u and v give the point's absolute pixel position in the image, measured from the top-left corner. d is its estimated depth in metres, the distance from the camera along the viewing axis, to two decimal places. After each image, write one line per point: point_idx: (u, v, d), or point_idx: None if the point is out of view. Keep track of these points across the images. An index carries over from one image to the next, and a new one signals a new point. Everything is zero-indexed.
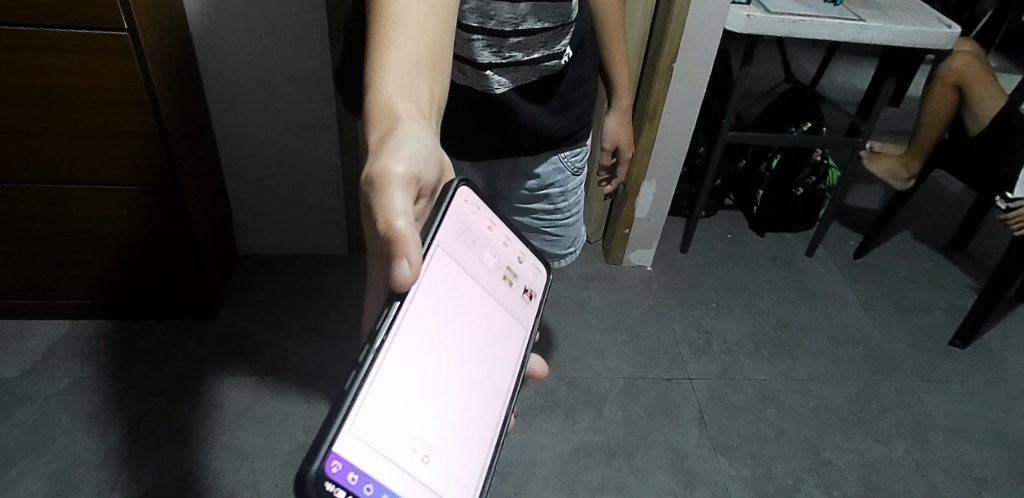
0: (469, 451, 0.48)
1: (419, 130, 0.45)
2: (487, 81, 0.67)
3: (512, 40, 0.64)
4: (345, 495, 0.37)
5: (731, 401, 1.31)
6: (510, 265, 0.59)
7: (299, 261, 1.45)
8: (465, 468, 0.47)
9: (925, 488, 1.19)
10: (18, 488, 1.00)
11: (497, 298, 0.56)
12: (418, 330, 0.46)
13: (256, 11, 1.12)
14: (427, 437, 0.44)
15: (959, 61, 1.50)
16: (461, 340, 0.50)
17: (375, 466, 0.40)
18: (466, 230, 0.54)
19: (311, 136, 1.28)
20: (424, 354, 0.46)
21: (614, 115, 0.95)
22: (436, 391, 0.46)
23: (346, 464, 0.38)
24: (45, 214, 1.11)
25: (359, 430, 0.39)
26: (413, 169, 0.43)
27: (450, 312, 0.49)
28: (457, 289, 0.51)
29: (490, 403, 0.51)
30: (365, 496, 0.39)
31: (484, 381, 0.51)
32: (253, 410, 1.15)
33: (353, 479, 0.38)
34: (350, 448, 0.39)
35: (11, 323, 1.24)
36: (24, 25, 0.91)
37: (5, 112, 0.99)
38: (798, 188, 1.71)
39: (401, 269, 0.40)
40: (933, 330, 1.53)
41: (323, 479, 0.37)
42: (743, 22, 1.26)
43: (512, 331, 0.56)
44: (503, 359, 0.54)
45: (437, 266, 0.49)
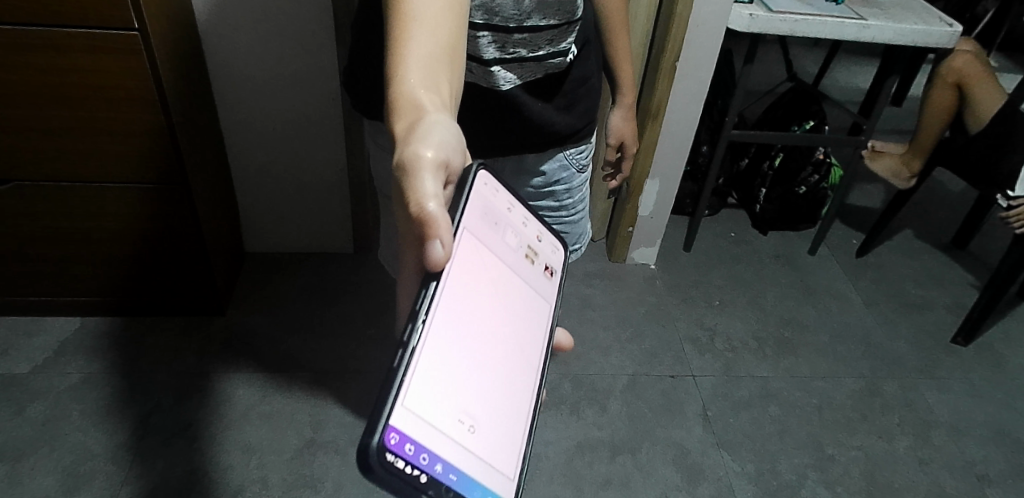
0: (507, 421, 0.50)
1: (444, 119, 0.47)
2: (494, 78, 0.68)
3: (517, 36, 0.65)
4: (404, 465, 0.39)
5: (735, 398, 1.32)
6: (530, 244, 0.61)
7: (305, 259, 1.46)
8: (505, 437, 0.49)
9: (927, 484, 1.20)
10: (30, 482, 1.01)
11: (521, 276, 0.58)
12: (456, 306, 0.47)
13: (263, 11, 1.13)
14: (470, 409, 0.46)
15: (959, 61, 1.51)
16: (493, 317, 0.52)
17: (429, 437, 0.41)
18: (490, 211, 0.55)
19: (318, 134, 1.30)
20: (462, 329, 0.47)
21: (619, 110, 0.96)
22: (475, 365, 0.48)
23: (402, 436, 0.39)
24: (57, 213, 1.12)
25: (412, 404, 0.40)
26: (442, 155, 0.45)
27: (482, 290, 0.52)
28: (485, 268, 0.53)
29: (521, 375, 0.54)
30: (422, 465, 0.40)
31: (515, 355, 0.54)
32: (260, 406, 1.16)
33: (410, 450, 0.39)
34: (405, 421, 0.40)
35: (22, 320, 1.26)
36: (37, 25, 0.92)
37: (19, 111, 1.00)
38: (800, 187, 1.72)
39: (435, 249, 0.42)
40: (934, 328, 1.53)
41: (384, 451, 0.38)
42: (746, 21, 1.27)
43: (536, 307, 0.59)
44: (529, 334, 0.57)
45: (468, 247, 0.51)
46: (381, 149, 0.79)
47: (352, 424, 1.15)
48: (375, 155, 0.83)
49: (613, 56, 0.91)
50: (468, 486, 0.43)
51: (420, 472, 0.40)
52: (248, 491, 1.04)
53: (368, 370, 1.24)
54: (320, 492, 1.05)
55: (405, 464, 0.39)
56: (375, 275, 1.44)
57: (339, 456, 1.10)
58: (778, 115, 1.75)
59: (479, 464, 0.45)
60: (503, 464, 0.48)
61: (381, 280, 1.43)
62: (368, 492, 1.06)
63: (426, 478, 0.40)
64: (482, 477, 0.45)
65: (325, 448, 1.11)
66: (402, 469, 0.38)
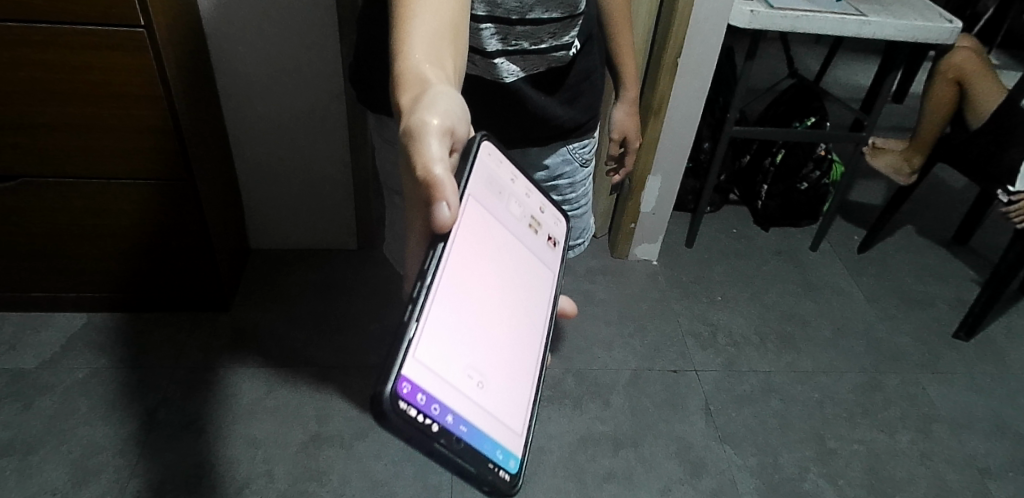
0: (513, 381, 0.51)
1: (448, 89, 0.48)
2: (496, 70, 0.69)
3: (519, 28, 0.66)
4: (416, 414, 0.40)
5: (737, 392, 1.32)
6: (534, 214, 0.62)
7: (309, 255, 1.47)
8: (513, 396, 0.50)
9: (928, 477, 1.21)
10: (38, 474, 1.02)
11: (525, 244, 0.59)
12: (465, 267, 0.48)
13: (268, 8, 1.14)
14: (479, 366, 0.47)
15: (958, 58, 1.51)
16: (500, 281, 0.53)
17: (440, 389, 0.42)
18: (495, 181, 0.56)
19: (322, 131, 1.31)
20: (471, 290, 0.48)
21: (622, 105, 0.96)
22: (484, 326, 0.49)
23: (414, 386, 0.40)
24: (64, 209, 1.13)
25: (423, 356, 0.41)
26: (448, 122, 0.46)
27: (488, 255, 0.52)
28: (492, 234, 0.54)
29: (527, 339, 0.55)
30: (434, 415, 0.41)
31: (522, 319, 0.55)
32: (265, 400, 1.17)
33: (423, 400, 0.41)
34: (416, 372, 0.41)
35: (29, 316, 1.27)
36: (46, 22, 0.93)
37: (29, 108, 1.01)
38: (802, 183, 1.74)
39: (442, 212, 0.43)
40: (935, 322, 1.54)
41: (397, 399, 0.39)
42: (746, 18, 1.28)
43: (541, 275, 0.60)
44: (535, 300, 0.58)
45: (474, 212, 0.52)
46: (387, 143, 0.80)
47: (357, 417, 1.16)
48: (380, 149, 0.84)
49: (615, 50, 0.92)
50: (478, 438, 0.45)
51: (433, 421, 0.41)
52: (254, 484, 1.05)
53: (373, 365, 1.25)
54: (325, 485, 1.06)
55: (418, 413, 0.40)
56: (379, 271, 1.45)
57: (344, 449, 1.11)
58: (779, 112, 1.75)
59: (489, 418, 0.47)
60: (511, 421, 0.49)
61: (385, 276, 1.44)
62: (373, 485, 1.07)
63: (438, 428, 0.41)
64: (491, 431, 0.46)
65: (331, 442, 1.12)
66: (415, 417, 0.39)
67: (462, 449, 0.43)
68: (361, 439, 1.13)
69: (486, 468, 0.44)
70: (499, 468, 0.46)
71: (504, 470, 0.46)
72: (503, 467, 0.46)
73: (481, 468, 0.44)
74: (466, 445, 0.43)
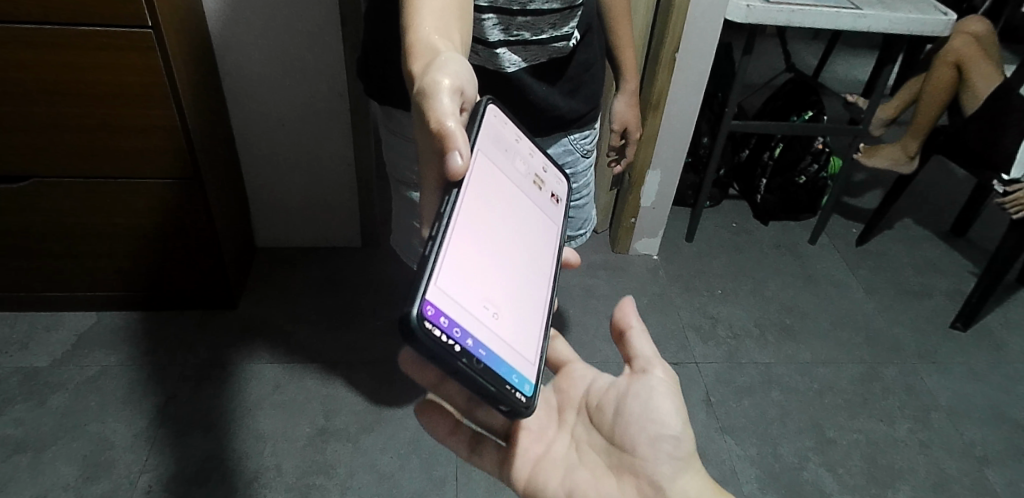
0: (526, 317, 0.54)
1: (456, 55, 0.52)
2: (499, 60, 0.71)
3: (520, 18, 0.68)
4: (440, 333, 0.43)
5: (738, 384, 1.34)
6: (538, 173, 0.64)
7: (314, 252, 1.49)
8: (526, 329, 0.53)
9: (927, 466, 1.22)
10: (51, 471, 1.04)
11: (532, 196, 0.62)
12: (477, 211, 0.51)
13: (271, 9, 1.15)
14: (493, 299, 0.50)
15: (958, 43, 1.54)
16: (510, 227, 0.56)
17: (459, 316, 0.46)
18: (501, 139, 0.59)
19: (325, 130, 1.32)
20: (483, 232, 0.51)
21: (622, 96, 0.98)
22: (497, 264, 0.52)
23: (436, 309, 0.43)
24: (75, 208, 1.15)
25: (443, 285, 0.45)
26: (458, 82, 0.49)
27: (498, 203, 0.55)
28: (501, 185, 0.56)
29: (538, 282, 0.57)
30: (455, 337, 0.44)
31: (531, 264, 0.57)
32: (274, 395, 1.19)
33: (445, 322, 0.44)
34: (437, 297, 0.44)
35: (41, 315, 1.29)
36: (56, 24, 0.94)
37: (40, 109, 1.03)
38: (800, 177, 1.75)
39: (454, 160, 0.45)
40: (934, 314, 1.55)
41: (422, 320, 0.42)
42: (744, 12, 1.30)
43: (546, 227, 0.62)
44: (543, 248, 0.60)
45: (485, 164, 0.54)
46: (396, 135, 0.82)
47: (364, 411, 1.18)
48: (387, 142, 0.86)
49: (615, 42, 0.93)
50: (496, 362, 0.48)
51: (454, 342, 0.44)
52: (263, 478, 1.07)
53: (379, 360, 1.27)
54: (333, 477, 1.08)
55: (441, 333, 0.43)
56: (383, 268, 1.47)
57: (351, 443, 1.13)
58: (777, 106, 1.77)
59: (505, 345, 0.50)
60: (525, 351, 0.52)
61: (389, 272, 1.46)
62: (380, 478, 1.09)
63: (460, 348, 0.45)
64: (508, 357, 0.50)
65: (337, 436, 1.14)
66: (439, 337, 0.43)
67: (481, 370, 0.46)
68: (368, 433, 1.15)
69: (503, 388, 0.48)
70: (514, 389, 0.49)
71: (520, 392, 0.49)
72: (519, 389, 0.50)
73: (499, 387, 0.48)
74: (485, 365, 0.47)
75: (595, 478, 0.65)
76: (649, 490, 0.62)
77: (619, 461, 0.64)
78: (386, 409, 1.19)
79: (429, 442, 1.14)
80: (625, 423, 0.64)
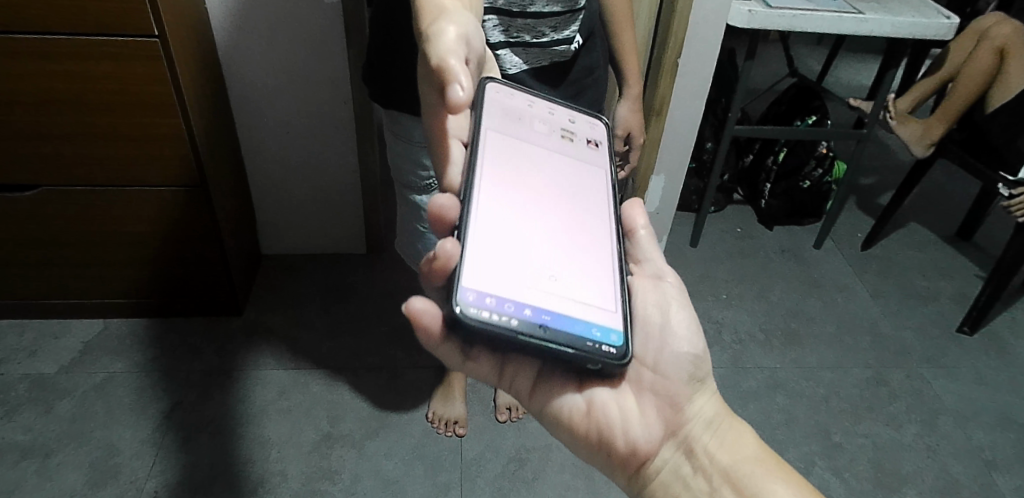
0: (588, 271, 0.58)
1: (464, 12, 0.53)
2: (500, 61, 0.72)
3: (521, 20, 0.69)
4: (487, 312, 0.50)
5: (743, 389, 1.34)
6: (565, 127, 0.67)
7: (320, 258, 1.50)
8: (589, 282, 0.57)
9: (935, 471, 1.21)
10: (58, 476, 1.05)
11: (564, 153, 0.64)
12: (497, 190, 0.56)
13: (277, 18, 1.17)
14: (540, 263, 0.56)
15: (1007, 29, 1.48)
16: (542, 193, 0.60)
17: (506, 293, 0.52)
18: (510, 111, 0.63)
19: (331, 137, 1.33)
20: (511, 206, 0.57)
21: (626, 102, 0.99)
22: (532, 233, 0.57)
23: (479, 293, 0.50)
24: (83, 215, 1.16)
25: (474, 270, 0.51)
26: (463, 30, 0.51)
27: (523, 174, 0.60)
28: (522, 157, 0.61)
29: (597, 234, 0.61)
30: (509, 311, 0.51)
31: (579, 220, 0.61)
32: (278, 401, 1.19)
33: (491, 303, 0.50)
34: (476, 283, 0.50)
35: (50, 322, 1.30)
36: (64, 35, 0.96)
37: (49, 118, 1.04)
38: (804, 181, 1.76)
39: (455, 92, 0.47)
40: (941, 318, 1.54)
41: (466, 307, 0.49)
42: (746, 17, 1.31)
43: (593, 178, 0.65)
44: (596, 199, 0.63)
45: (494, 142, 0.59)
46: (401, 138, 0.83)
47: (369, 417, 1.18)
48: (392, 147, 0.87)
49: (618, 49, 0.94)
50: (567, 322, 0.53)
51: (510, 316, 0.50)
52: (268, 483, 1.07)
53: (383, 366, 1.27)
54: (337, 483, 1.08)
55: (489, 312, 0.50)
56: (389, 274, 1.47)
57: (355, 448, 1.13)
58: (782, 110, 1.77)
59: (569, 302, 0.55)
60: (601, 305, 0.56)
61: (394, 278, 1.46)
62: (385, 483, 1.09)
63: (518, 321, 0.51)
64: (579, 313, 0.54)
65: (342, 441, 1.14)
66: (489, 317, 0.49)
67: (550, 333, 0.52)
68: (372, 439, 1.15)
69: (583, 346, 0.53)
70: (602, 344, 0.54)
71: (608, 345, 0.54)
72: (606, 342, 0.54)
73: (576, 343, 0.52)
74: (552, 327, 0.52)
75: (618, 393, 0.58)
76: (671, 413, 0.60)
77: (637, 376, 0.61)
78: (390, 414, 1.19)
79: (434, 447, 1.15)
80: (642, 335, 0.63)
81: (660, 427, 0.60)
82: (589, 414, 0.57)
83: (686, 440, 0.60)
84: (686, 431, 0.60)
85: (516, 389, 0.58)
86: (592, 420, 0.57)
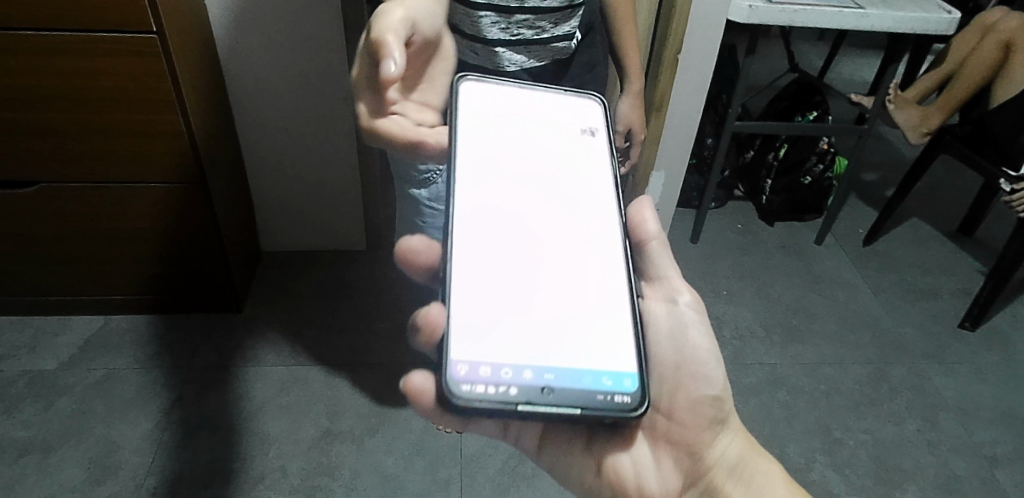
0: (587, 303, 0.58)
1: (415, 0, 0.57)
2: (498, 58, 0.71)
3: (519, 17, 0.68)
4: (481, 382, 0.50)
5: (743, 385, 1.34)
6: (553, 124, 0.66)
7: (320, 255, 1.50)
8: (583, 310, 0.57)
9: (936, 467, 1.21)
10: (58, 472, 1.05)
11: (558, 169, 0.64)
12: (476, 233, 0.57)
13: (276, 15, 1.16)
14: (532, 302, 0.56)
15: (1016, 20, 1.42)
16: (536, 224, 0.60)
17: (500, 358, 0.52)
18: (486, 116, 0.63)
19: (330, 134, 1.33)
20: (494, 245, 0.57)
21: (627, 98, 0.99)
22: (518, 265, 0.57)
23: (471, 365, 0.51)
24: (82, 212, 1.16)
25: (463, 341, 0.52)
26: (409, 16, 0.54)
27: (508, 201, 0.60)
28: (505, 177, 0.61)
29: (603, 265, 0.60)
30: (506, 377, 0.51)
31: (576, 242, 0.61)
32: (278, 397, 1.19)
33: (487, 374, 0.51)
34: (465, 354, 0.51)
35: (50, 318, 1.30)
36: (61, 30, 0.96)
37: (48, 114, 1.04)
38: (805, 177, 1.75)
39: (388, 66, 0.47)
40: (943, 313, 1.54)
41: (460, 383, 0.49)
42: (746, 13, 1.29)
43: (588, 182, 0.64)
44: (595, 209, 0.63)
45: (477, 175, 0.60)
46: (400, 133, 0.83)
47: (369, 413, 1.18)
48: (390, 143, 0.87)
49: (620, 44, 0.94)
50: (571, 378, 0.53)
51: (506, 385, 0.51)
52: (268, 479, 1.07)
53: (383, 362, 1.27)
54: (337, 479, 1.08)
55: (482, 384, 0.50)
56: (389, 271, 1.47)
57: (355, 445, 1.13)
58: (783, 106, 1.77)
59: (573, 352, 0.55)
60: (607, 348, 0.56)
61: (394, 275, 1.46)
62: (384, 479, 1.09)
63: (516, 389, 0.51)
64: (585, 365, 0.54)
65: (342, 438, 1.14)
66: (483, 391, 0.50)
67: (551, 394, 0.52)
68: (372, 435, 1.15)
69: (593, 399, 0.53)
70: (614, 393, 0.53)
71: (621, 394, 0.53)
72: (620, 391, 0.54)
73: (585, 398, 0.52)
74: (555, 387, 0.52)
75: (636, 455, 0.60)
76: (690, 464, 0.61)
77: (652, 425, 0.61)
78: (390, 410, 1.19)
79: (434, 444, 1.14)
80: (656, 379, 0.62)
81: (679, 480, 0.61)
82: (601, 477, 0.59)
83: (708, 487, 0.61)
84: (709, 478, 0.61)
85: (522, 445, 0.61)
86: (603, 481, 0.59)
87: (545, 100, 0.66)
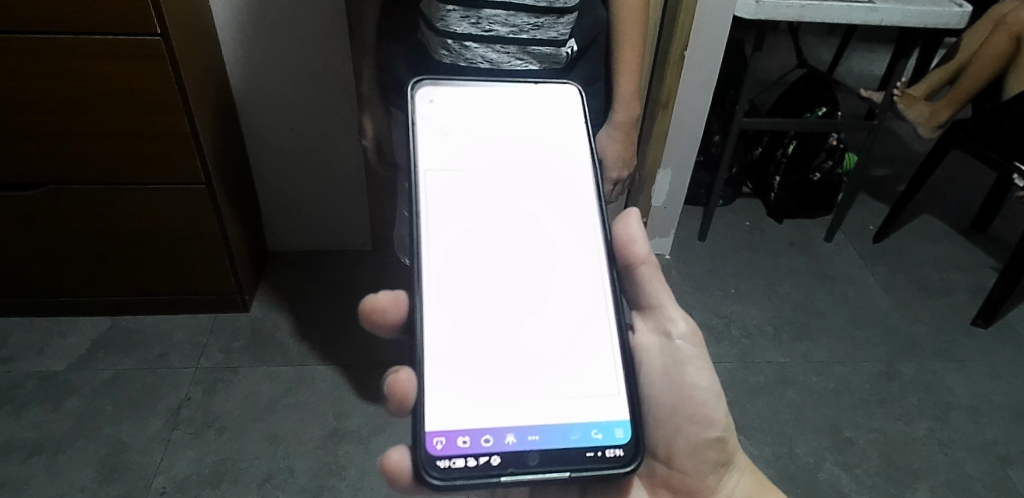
0: (571, 345, 0.58)
1: None
2: (468, 53, 0.70)
3: (488, 11, 0.68)
4: (459, 452, 0.52)
5: (752, 384, 1.32)
6: (531, 147, 0.63)
7: (326, 255, 1.50)
8: (564, 352, 0.58)
9: (947, 466, 1.20)
10: (67, 473, 1.06)
11: (539, 198, 0.62)
12: (452, 286, 0.58)
13: (279, 16, 1.16)
14: (513, 352, 0.57)
15: None
16: (514, 269, 0.60)
17: (477, 423, 0.53)
18: (458, 154, 0.62)
19: (334, 132, 1.32)
20: (472, 293, 0.58)
21: (608, 128, 0.88)
22: (498, 312, 0.58)
23: (449, 438, 0.52)
24: (87, 214, 1.16)
25: (438, 410, 0.53)
26: None
27: (484, 246, 0.60)
28: (481, 219, 0.60)
29: (589, 308, 0.59)
30: (486, 444, 0.53)
31: (558, 280, 0.60)
32: (284, 397, 1.19)
33: (466, 445, 0.52)
34: (440, 426, 0.53)
35: (58, 320, 1.31)
36: (64, 33, 0.96)
37: (52, 116, 1.04)
38: (814, 174, 1.73)
39: None
40: (955, 311, 1.52)
41: (438, 459, 0.51)
42: (753, 8, 1.28)
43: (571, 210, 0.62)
44: (577, 241, 0.61)
45: (451, 219, 0.60)
46: (401, 133, 0.83)
47: (375, 413, 1.18)
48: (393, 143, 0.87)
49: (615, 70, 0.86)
50: (558, 438, 0.54)
51: (489, 456, 0.52)
52: (275, 479, 1.07)
53: (389, 362, 1.27)
54: (345, 479, 1.08)
55: (462, 458, 0.51)
56: (396, 271, 1.47)
57: (361, 444, 1.13)
58: (790, 102, 1.75)
59: (560, 407, 0.55)
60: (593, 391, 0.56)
61: (400, 274, 1.46)
62: None
63: (501, 458, 0.52)
64: (572, 418, 0.55)
65: (349, 437, 1.14)
66: (460, 464, 0.51)
67: (537, 463, 0.52)
68: (378, 434, 1.15)
69: (581, 460, 0.53)
70: (603, 450, 0.53)
71: (611, 449, 0.53)
72: (611, 445, 0.54)
73: (574, 459, 0.53)
74: (540, 449, 0.53)
75: None
76: None
77: (652, 472, 0.65)
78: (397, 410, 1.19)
79: None
80: (655, 429, 0.64)
81: None
82: None
83: None
84: None
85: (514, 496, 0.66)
86: None
87: (520, 116, 0.64)
